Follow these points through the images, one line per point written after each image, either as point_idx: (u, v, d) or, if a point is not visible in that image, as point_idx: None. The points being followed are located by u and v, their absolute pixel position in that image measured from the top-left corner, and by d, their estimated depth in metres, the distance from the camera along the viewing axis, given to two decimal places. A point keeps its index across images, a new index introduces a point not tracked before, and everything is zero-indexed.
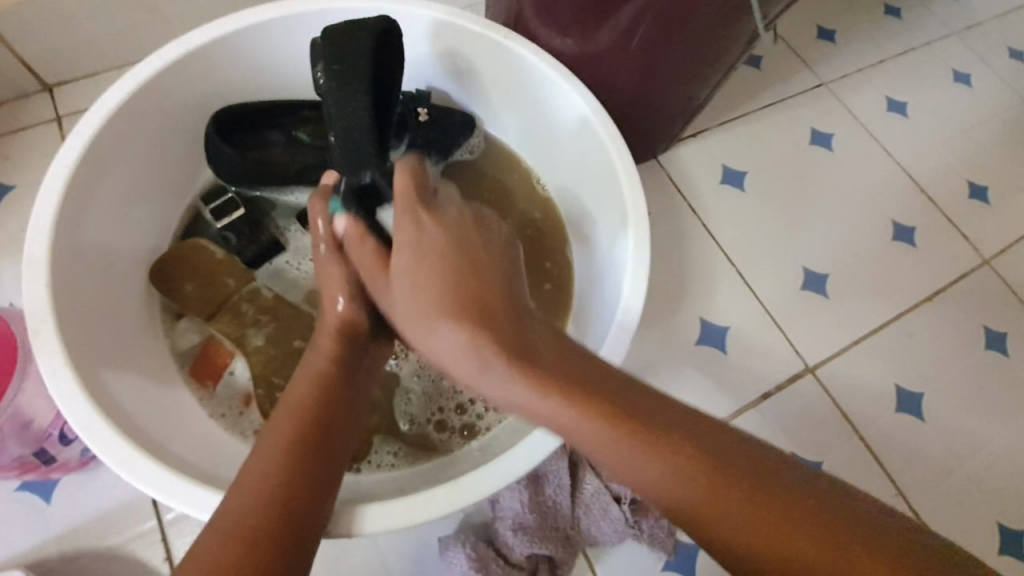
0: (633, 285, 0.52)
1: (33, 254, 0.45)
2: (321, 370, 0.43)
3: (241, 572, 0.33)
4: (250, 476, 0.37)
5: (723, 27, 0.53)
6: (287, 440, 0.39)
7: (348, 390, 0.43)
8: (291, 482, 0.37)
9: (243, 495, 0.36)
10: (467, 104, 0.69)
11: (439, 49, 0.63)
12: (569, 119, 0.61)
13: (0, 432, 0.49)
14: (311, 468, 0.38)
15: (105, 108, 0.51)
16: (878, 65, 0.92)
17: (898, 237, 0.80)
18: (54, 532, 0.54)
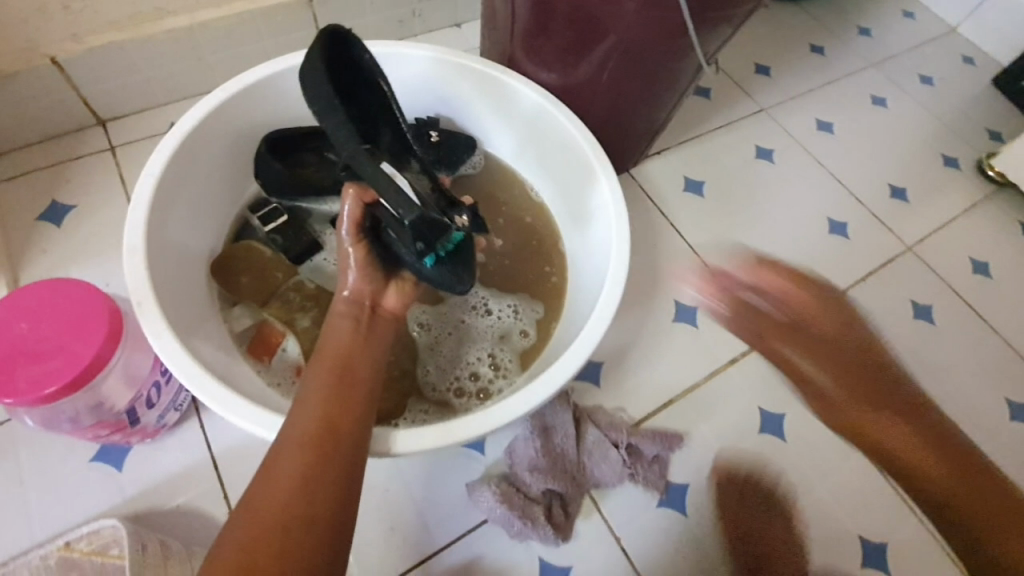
0: (618, 255, 0.63)
1: (134, 244, 0.55)
2: (345, 328, 0.53)
3: (304, 466, 0.41)
4: (300, 404, 0.46)
5: (674, 63, 0.69)
6: (326, 373, 0.48)
7: (367, 339, 0.53)
8: (334, 405, 0.45)
9: (300, 415, 0.44)
10: (466, 129, 0.82)
11: (435, 79, 0.76)
12: (556, 134, 0.73)
13: (82, 410, 0.52)
14: (351, 391, 0.47)
15: (183, 129, 0.62)
16: (808, 93, 1.10)
17: (833, 231, 0.95)
18: (126, 494, 0.61)
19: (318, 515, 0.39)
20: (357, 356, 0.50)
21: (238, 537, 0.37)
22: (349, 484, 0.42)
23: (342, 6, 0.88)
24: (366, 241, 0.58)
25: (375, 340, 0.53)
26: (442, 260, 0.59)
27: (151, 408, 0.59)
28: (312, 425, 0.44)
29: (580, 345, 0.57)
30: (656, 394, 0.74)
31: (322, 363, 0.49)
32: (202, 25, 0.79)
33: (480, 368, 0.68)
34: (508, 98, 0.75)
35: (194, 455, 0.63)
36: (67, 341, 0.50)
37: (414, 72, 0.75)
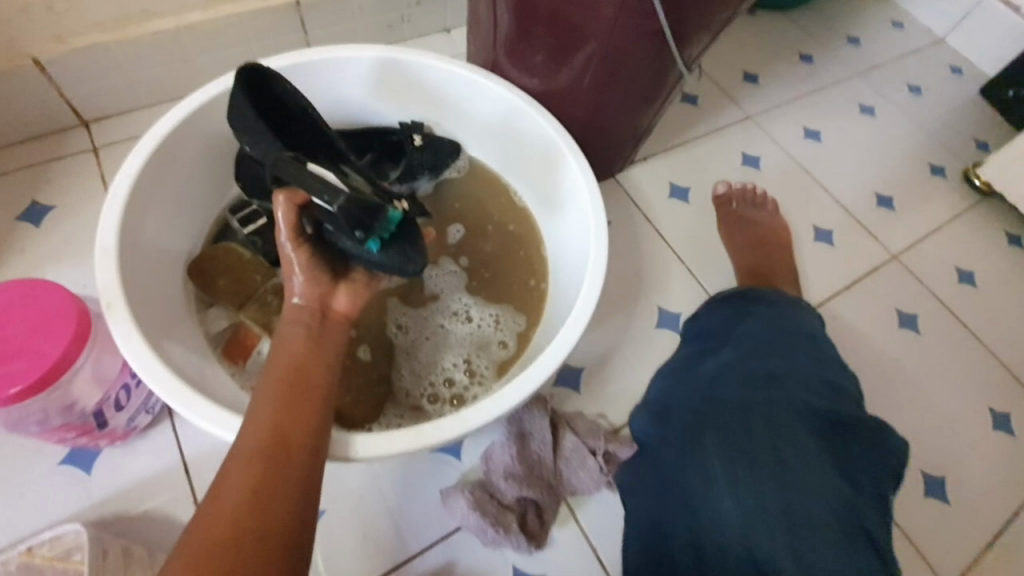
0: (596, 259, 0.62)
1: (106, 245, 0.55)
2: (302, 331, 0.51)
3: (259, 480, 0.40)
4: (255, 415, 0.45)
5: (655, 70, 0.69)
6: (280, 381, 0.46)
7: (324, 341, 0.51)
8: (286, 415, 0.44)
9: (251, 427, 0.43)
10: (434, 127, 0.82)
11: (398, 85, 0.76)
12: (535, 136, 0.73)
13: (45, 412, 0.52)
14: (303, 398, 0.46)
15: (161, 131, 0.62)
16: (796, 101, 1.11)
17: (819, 239, 0.95)
18: (94, 499, 0.60)
19: (274, 527, 0.39)
20: (309, 360, 0.49)
21: (190, 552, 0.36)
22: (306, 494, 0.41)
23: (329, 11, 0.88)
24: (307, 244, 0.55)
25: (329, 343, 0.52)
26: (386, 244, 0.58)
27: (120, 410, 0.58)
28: (263, 436, 0.43)
29: (554, 349, 0.56)
30: (635, 401, 0.74)
31: (273, 371, 0.47)
32: (187, 27, 0.79)
33: (454, 374, 0.68)
34: (478, 101, 0.76)
35: (166, 459, 0.62)
36: (32, 342, 0.50)
37: (364, 82, 0.75)
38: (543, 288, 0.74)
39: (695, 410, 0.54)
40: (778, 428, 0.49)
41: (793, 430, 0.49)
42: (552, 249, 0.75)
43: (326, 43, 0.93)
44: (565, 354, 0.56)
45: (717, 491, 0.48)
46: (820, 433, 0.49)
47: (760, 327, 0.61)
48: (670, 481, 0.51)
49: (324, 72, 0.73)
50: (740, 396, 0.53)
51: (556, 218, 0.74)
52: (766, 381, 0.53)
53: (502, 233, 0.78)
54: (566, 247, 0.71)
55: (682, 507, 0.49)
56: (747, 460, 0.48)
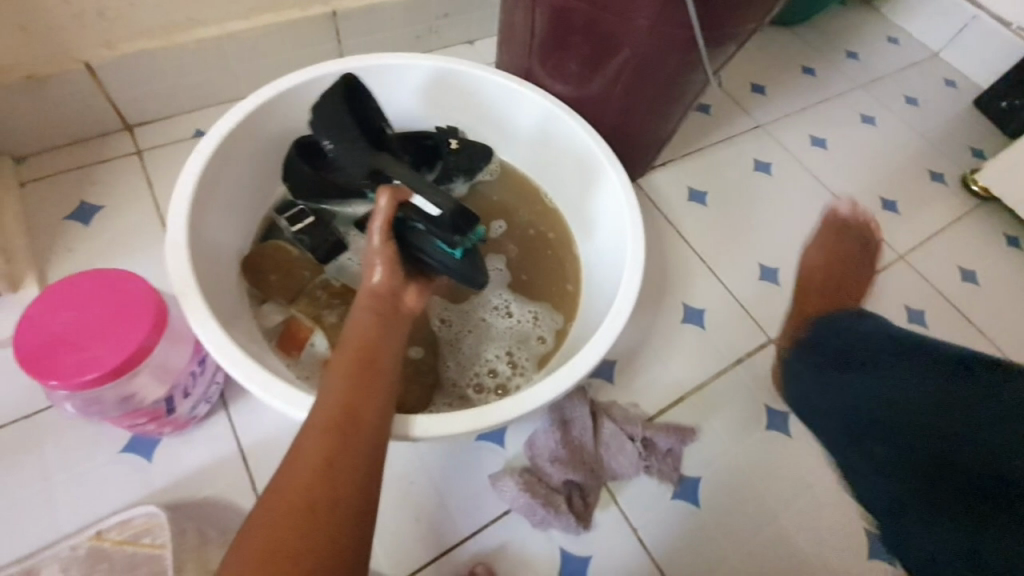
0: (635, 255, 0.66)
1: (176, 238, 0.58)
2: (367, 315, 0.54)
3: (330, 450, 0.43)
4: (327, 391, 0.47)
5: (684, 75, 0.73)
6: (350, 360, 0.49)
7: (388, 327, 0.54)
8: (356, 393, 0.47)
9: (323, 404, 0.46)
10: (474, 135, 0.86)
11: (446, 92, 0.80)
12: (572, 141, 0.76)
13: (133, 390, 0.54)
14: (372, 380, 0.49)
15: (221, 130, 0.65)
16: (801, 111, 1.16)
17: (830, 239, 1.00)
18: (156, 485, 0.62)
19: (342, 498, 0.41)
20: (379, 346, 0.51)
21: (270, 511, 0.39)
22: (370, 471, 0.44)
23: (363, 21, 0.92)
24: (395, 240, 0.58)
25: (394, 332, 0.54)
26: (465, 253, 0.61)
27: (186, 397, 0.60)
28: (333, 413, 0.45)
29: (600, 337, 0.60)
30: (667, 391, 0.77)
31: (345, 353, 0.50)
32: (232, 35, 0.83)
33: (498, 364, 0.70)
34: (520, 109, 0.79)
35: (222, 448, 0.64)
36: (117, 327, 0.52)
37: (415, 88, 0.79)
38: (576, 287, 0.77)
39: (846, 411, 0.68)
40: (924, 424, 0.61)
41: (1008, 421, 0.56)
42: (586, 249, 0.79)
43: (359, 53, 0.97)
44: (610, 346, 0.59)
45: (868, 472, 0.63)
46: (948, 439, 0.58)
47: (873, 329, 0.76)
48: (894, 467, 0.61)
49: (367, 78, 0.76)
50: (889, 392, 0.66)
51: (591, 221, 0.77)
52: (858, 368, 0.71)
53: (535, 232, 0.82)
54: (602, 246, 0.75)
55: (926, 499, 0.57)
56: (941, 455, 0.58)
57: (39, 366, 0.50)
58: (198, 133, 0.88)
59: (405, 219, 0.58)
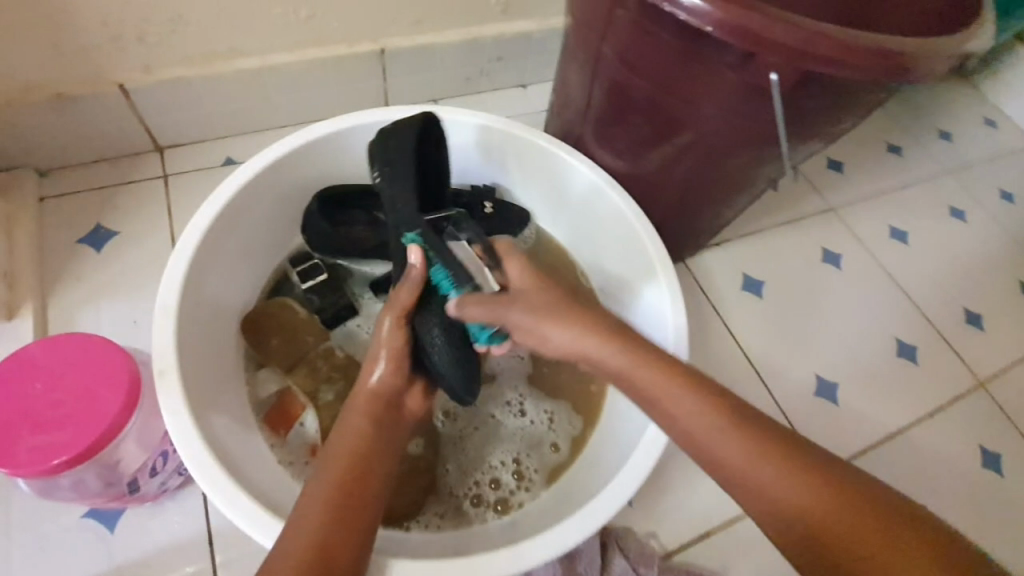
0: None
1: (167, 301, 0.53)
2: (361, 425, 0.47)
3: None
4: (303, 521, 0.42)
5: (753, 167, 0.64)
6: (333, 485, 0.43)
7: (385, 439, 0.48)
8: (335, 531, 0.41)
9: (293, 542, 0.40)
10: (516, 198, 0.79)
11: (492, 148, 0.73)
12: (619, 222, 0.69)
13: (97, 472, 0.49)
14: (353, 514, 0.42)
15: (234, 185, 0.60)
16: (881, 196, 1.03)
17: (901, 353, 0.88)
18: (114, 561, 0.57)
19: None
20: (371, 469, 0.45)
21: None
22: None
23: (412, 59, 0.86)
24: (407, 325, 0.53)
25: (391, 448, 0.48)
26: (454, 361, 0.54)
27: (153, 476, 0.55)
28: (299, 556, 0.40)
29: (622, 482, 0.52)
30: (692, 524, 0.67)
31: (332, 471, 0.44)
32: (274, 67, 0.78)
33: (501, 473, 0.64)
34: (567, 178, 0.72)
35: (192, 526, 0.59)
36: (80, 408, 0.47)
37: (468, 142, 0.73)
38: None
39: None
40: None
41: None
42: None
43: (404, 90, 0.90)
44: (632, 494, 0.52)
45: None
46: None
47: None
48: None
49: None
50: None
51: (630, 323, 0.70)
52: None
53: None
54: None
55: None
56: None
57: None
58: (227, 160, 0.84)
59: (430, 295, 0.53)
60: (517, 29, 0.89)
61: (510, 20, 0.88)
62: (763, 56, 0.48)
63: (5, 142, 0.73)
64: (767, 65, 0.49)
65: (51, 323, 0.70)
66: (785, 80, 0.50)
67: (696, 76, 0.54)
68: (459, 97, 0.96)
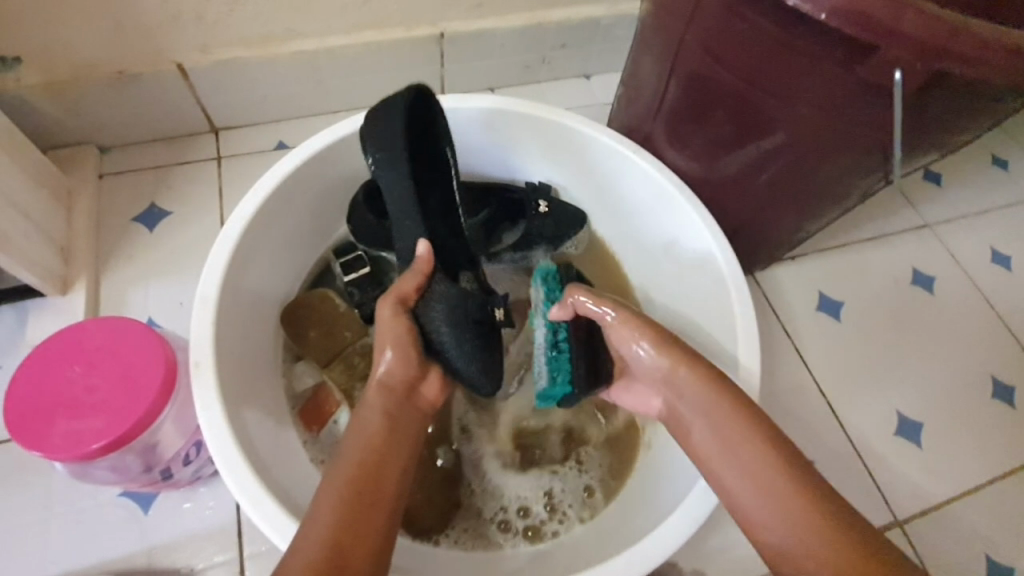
0: None
1: (206, 291, 0.52)
2: (376, 424, 0.45)
3: None
4: (321, 516, 0.39)
5: (850, 177, 0.56)
6: (349, 479, 0.41)
7: (400, 438, 0.46)
8: (349, 525, 0.39)
9: (302, 544, 0.37)
10: (570, 197, 0.73)
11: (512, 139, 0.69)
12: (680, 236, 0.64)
13: (128, 460, 0.49)
14: (374, 511, 0.40)
15: (283, 170, 0.58)
16: (983, 213, 0.90)
17: (997, 394, 0.77)
18: (146, 544, 0.57)
19: None
20: (386, 463, 0.43)
21: None
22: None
23: (471, 46, 0.82)
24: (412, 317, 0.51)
25: (407, 445, 0.46)
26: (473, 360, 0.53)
27: (187, 464, 0.54)
28: (314, 561, 0.36)
29: (679, 521, 0.47)
30: (742, 567, 0.62)
31: (341, 470, 0.42)
32: (329, 50, 0.76)
33: (533, 498, 0.60)
34: (607, 179, 0.68)
35: (223, 515, 0.58)
36: (112, 396, 0.45)
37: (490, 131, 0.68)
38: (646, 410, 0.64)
39: None
40: None
41: None
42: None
43: (459, 77, 0.86)
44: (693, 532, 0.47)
45: None
46: None
47: None
48: None
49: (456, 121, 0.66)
50: None
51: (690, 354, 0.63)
52: None
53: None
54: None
55: None
56: None
57: (26, 431, 0.44)
58: (280, 144, 0.83)
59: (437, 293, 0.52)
60: (586, 15, 0.83)
61: (576, 6, 0.82)
62: (887, 50, 0.42)
63: (70, 117, 0.74)
64: (891, 61, 0.42)
65: (102, 299, 0.70)
66: (910, 80, 0.43)
67: (797, 71, 0.48)
68: (518, 86, 0.92)
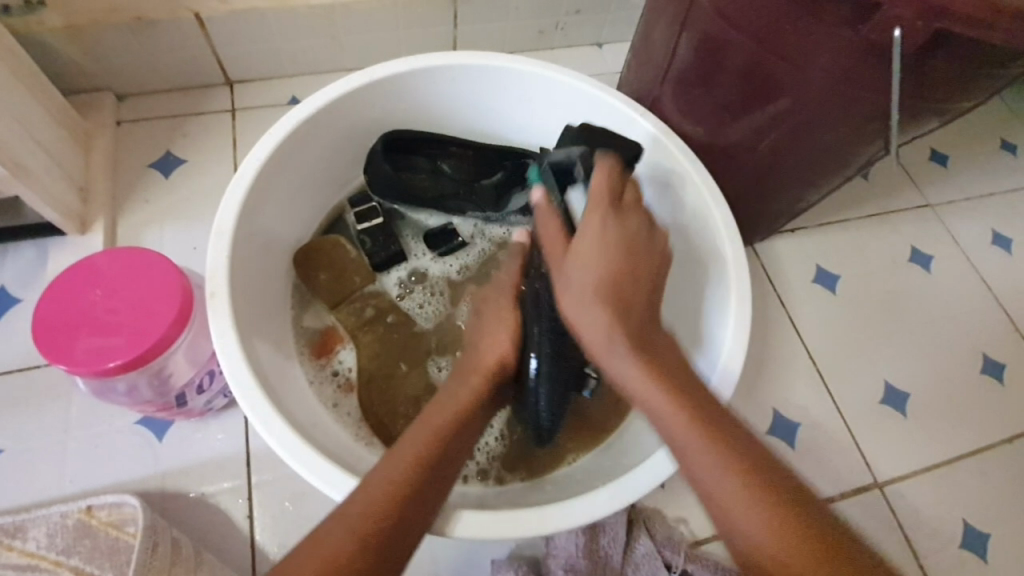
0: (716, 393, 0.55)
1: (223, 228, 0.54)
2: (472, 394, 0.49)
3: (369, 535, 0.38)
4: (406, 456, 0.43)
5: (851, 145, 0.57)
6: (436, 430, 0.45)
7: (483, 419, 0.49)
8: (429, 471, 0.43)
9: (381, 474, 0.42)
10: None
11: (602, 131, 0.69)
12: (699, 238, 0.64)
13: (147, 381, 0.51)
14: (449, 472, 0.44)
15: (297, 116, 0.60)
16: (986, 196, 0.90)
17: (986, 371, 0.79)
18: (160, 467, 0.60)
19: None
20: (469, 429, 0.47)
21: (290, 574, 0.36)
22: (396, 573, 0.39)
23: (484, 8, 0.82)
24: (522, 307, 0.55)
25: (481, 425, 0.49)
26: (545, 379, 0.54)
27: (200, 393, 0.57)
28: (393, 490, 0.41)
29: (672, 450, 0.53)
30: None
31: (431, 421, 0.46)
32: (343, 5, 0.77)
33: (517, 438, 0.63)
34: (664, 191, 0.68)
35: (233, 445, 0.61)
36: (134, 318, 0.48)
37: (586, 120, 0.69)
38: None
39: None
40: None
41: None
42: (668, 343, 0.69)
43: (472, 39, 0.87)
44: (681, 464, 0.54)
45: None
46: None
47: None
48: None
49: (471, 78, 0.66)
50: None
51: (687, 317, 0.67)
52: None
53: None
54: (693, 350, 0.64)
55: None
56: None
57: (52, 346, 0.47)
58: (292, 99, 0.84)
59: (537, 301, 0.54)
60: None
61: None
62: (890, 7, 0.42)
63: (89, 61, 0.75)
64: (892, 19, 0.43)
65: (119, 239, 0.73)
66: (911, 40, 0.44)
67: (803, 30, 0.48)
68: (530, 52, 0.92)
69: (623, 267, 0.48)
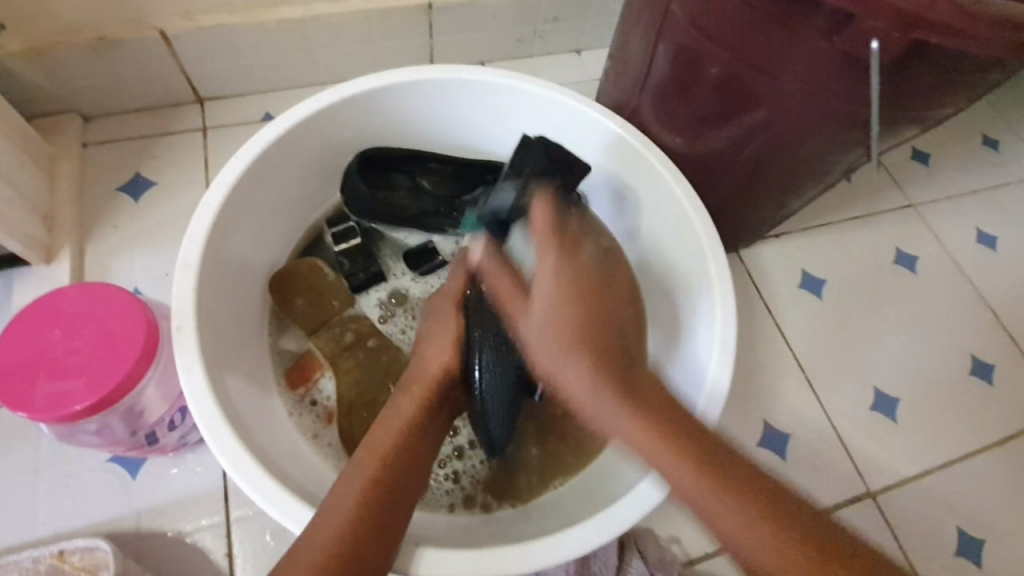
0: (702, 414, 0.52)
1: (189, 259, 0.52)
2: (408, 420, 0.49)
3: None
4: (342, 501, 0.43)
5: (832, 153, 0.56)
6: (373, 468, 0.45)
7: (424, 444, 0.49)
8: (364, 513, 0.42)
9: (318, 527, 0.41)
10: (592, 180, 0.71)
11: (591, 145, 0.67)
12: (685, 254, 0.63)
13: (113, 423, 0.50)
14: (388, 508, 0.43)
15: (266, 138, 0.57)
16: (970, 194, 0.90)
17: (974, 372, 0.78)
18: (134, 506, 0.58)
19: None
20: (407, 461, 0.47)
21: None
22: None
23: (458, 18, 0.80)
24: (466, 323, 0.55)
25: (424, 450, 0.49)
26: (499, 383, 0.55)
27: (172, 430, 0.55)
28: (331, 543, 0.40)
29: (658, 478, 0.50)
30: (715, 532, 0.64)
31: (367, 457, 0.46)
32: (314, 19, 0.75)
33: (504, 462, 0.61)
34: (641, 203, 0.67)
35: (210, 479, 0.59)
36: (94, 360, 0.46)
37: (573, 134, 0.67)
38: None
39: None
40: None
41: None
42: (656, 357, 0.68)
43: (449, 49, 0.85)
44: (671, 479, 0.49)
45: None
46: None
47: None
48: None
49: (446, 93, 0.64)
50: None
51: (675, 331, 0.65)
52: None
53: None
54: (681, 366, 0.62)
55: None
56: None
57: (10, 392, 0.45)
58: (266, 116, 0.82)
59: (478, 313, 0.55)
60: None
61: None
62: (866, 19, 0.42)
63: (51, 84, 0.73)
64: (869, 30, 0.42)
65: (88, 269, 0.71)
66: (889, 50, 0.43)
67: (779, 42, 0.47)
68: (508, 60, 0.91)
69: (583, 334, 0.47)
